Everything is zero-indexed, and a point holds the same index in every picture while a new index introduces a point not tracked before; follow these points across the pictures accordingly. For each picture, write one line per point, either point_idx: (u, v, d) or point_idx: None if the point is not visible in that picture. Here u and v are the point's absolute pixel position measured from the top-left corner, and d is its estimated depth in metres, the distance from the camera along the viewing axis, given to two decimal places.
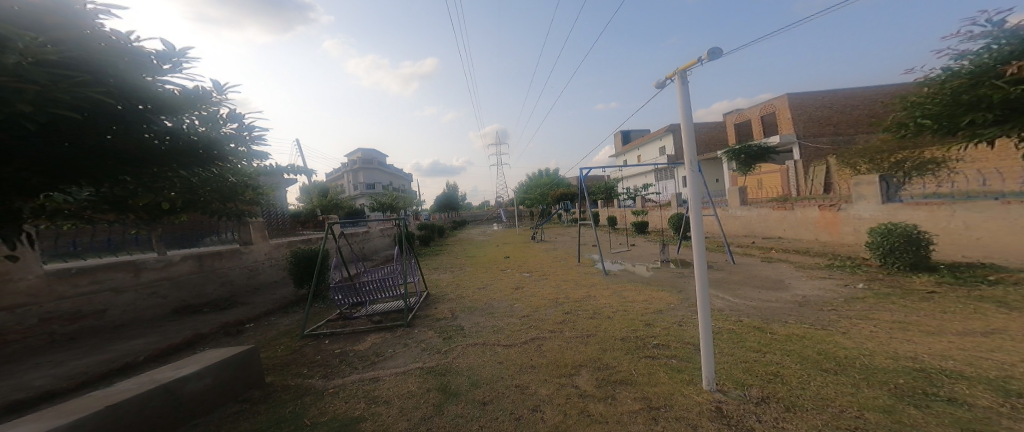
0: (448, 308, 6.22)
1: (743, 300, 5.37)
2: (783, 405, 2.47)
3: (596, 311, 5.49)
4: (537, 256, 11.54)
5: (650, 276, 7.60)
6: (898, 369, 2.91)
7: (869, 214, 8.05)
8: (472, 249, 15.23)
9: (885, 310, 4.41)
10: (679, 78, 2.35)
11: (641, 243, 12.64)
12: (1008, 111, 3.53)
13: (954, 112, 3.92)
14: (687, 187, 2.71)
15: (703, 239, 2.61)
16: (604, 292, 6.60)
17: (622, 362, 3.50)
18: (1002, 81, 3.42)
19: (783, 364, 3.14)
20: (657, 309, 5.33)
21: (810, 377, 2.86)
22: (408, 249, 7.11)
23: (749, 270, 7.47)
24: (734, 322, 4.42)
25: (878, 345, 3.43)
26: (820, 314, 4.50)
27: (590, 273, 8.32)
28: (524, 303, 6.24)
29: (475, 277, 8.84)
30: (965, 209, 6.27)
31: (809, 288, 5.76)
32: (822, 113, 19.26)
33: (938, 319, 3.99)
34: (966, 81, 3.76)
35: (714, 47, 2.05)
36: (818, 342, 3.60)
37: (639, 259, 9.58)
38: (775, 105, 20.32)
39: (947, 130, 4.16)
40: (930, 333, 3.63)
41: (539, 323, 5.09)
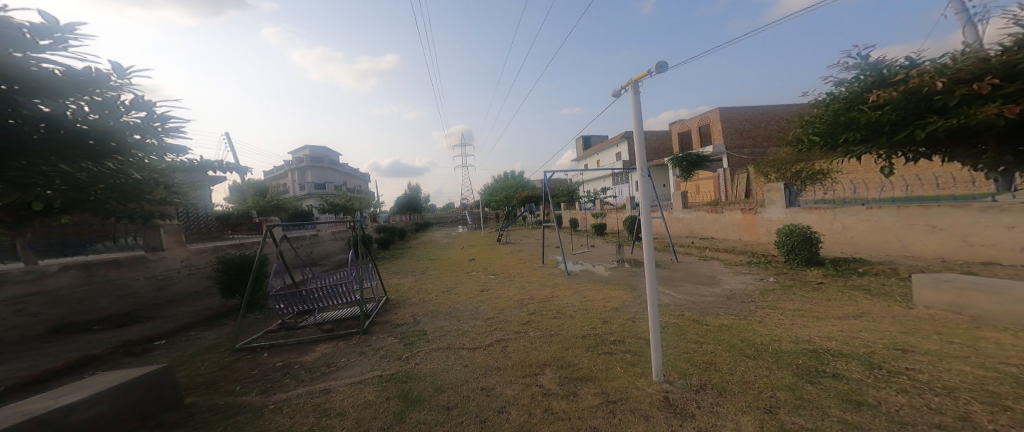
0: (410, 313, 6.14)
1: (684, 295, 5.94)
2: (718, 391, 2.83)
3: (559, 310, 5.74)
4: (500, 258, 11.69)
5: (607, 276, 8.04)
6: (797, 350, 3.44)
7: (778, 217, 9.23)
8: (436, 251, 15.03)
9: (788, 300, 5.14)
10: (632, 88, 2.60)
11: (600, 244, 13.31)
12: (870, 132, 4.14)
13: (833, 130, 4.57)
14: (639, 190, 2.99)
15: (652, 240, 2.90)
16: (567, 292, 6.90)
17: (582, 359, 3.73)
18: (866, 106, 4.01)
19: (716, 352, 3.56)
20: (614, 306, 5.72)
21: (736, 363, 3.28)
22: (364, 253, 6.82)
23: (690, 267, 8.22)
24: (677, 315, 4.89)
25: (784, 331, 3.99)
26: (742, 305, 5.13)
27: (554, 274, 8.64)
28: (490, 305, 6.32)
29: (438, 280, 8.78)
30: (843, 213, 7.43)
31: (734, 282, 6.52)
32: (746, 126, 21.64)
33: (825, 306, 4.72)
34: (842, 104, 4.41)
35: (662, 61, 2.33)
36: (742, 331, 4.10)
37: (600, 259, 10.08)
38: (710, 117, 22.43)
39: (829, 146, 4.87)
40: (818, 318, 4.29)
41: (504, 324, 5.21)
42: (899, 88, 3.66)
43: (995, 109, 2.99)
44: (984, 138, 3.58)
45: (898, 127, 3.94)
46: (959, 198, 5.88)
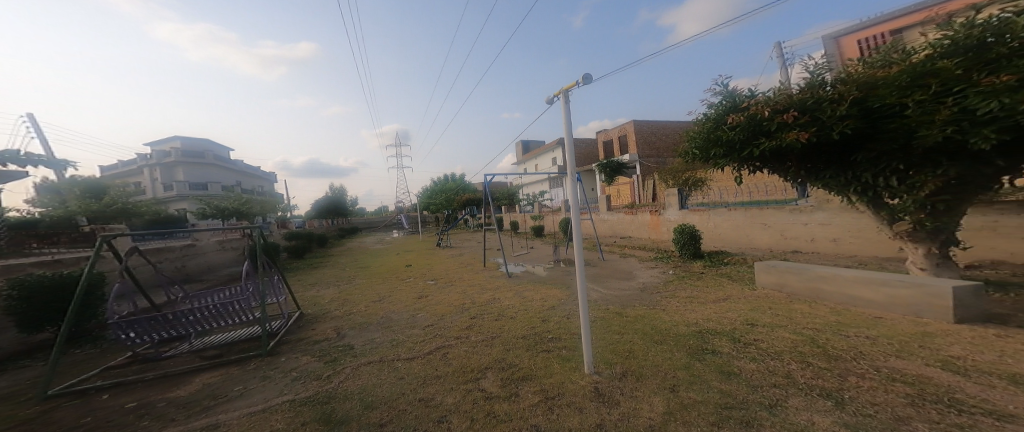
0: (334, 327, 5.56)
1: (608, 290, 6.44)
2: (636, 377, 3.09)
3: (501, 312, 5.76)
4: (438, 263, 11.34)
5: (545, 276, 8.32)
6: (688, 332, 4.01)
7: (675, 217, 10.80)
8: (367, 258, 14.09)
9: (682, 289, 5.98)
10: (563, 96, 2.73)
11: (540, 244, 13.87)
12: (726, 149, 5.13)
13: (705, 145, 5.47)
14: (569, 194, 3.11)
15: (582, 240, 3.05)
16: (508, 293, 6.98)
17: (523, 359, 3.78)
18: (728, 127, 4.91)
19: (634, 341, 3.89)
20: (552, 305, 5.94)
21: (650, 349, 3.65)
22: (273, 267, 5.62)
23: (614, 264, 8.94)
24: (603, 309, 5.27)
25: (682, 316, 4.57)
26: (651, 296, 5.75)
27: (495, 276, 8.67)
28: (428, 313, 6.07)
29: (370, 289, 8.20)
30: (716, 214, 9.28)
31: (648, 275, 7.28)
32: (656, 138, 24.43)
33: (704, 292, 5.63)
34: (711, 123, 5.26)
35: (588, 74, 2.48)
36: (652, 319, 4.57)
37: (540, 260, 10.42)
38: (627, 128, 24.76)
39: (701, 158, 5.82)
40: (700, 303, 5.08)
41: (445, 330, 5.03)
42: (745, 114, 4.66)
43: (793, 134, 4.05)
44: (788, 158, 4.83)
45: (743, 147, 4.98)
46: (772, 203, 8.14)
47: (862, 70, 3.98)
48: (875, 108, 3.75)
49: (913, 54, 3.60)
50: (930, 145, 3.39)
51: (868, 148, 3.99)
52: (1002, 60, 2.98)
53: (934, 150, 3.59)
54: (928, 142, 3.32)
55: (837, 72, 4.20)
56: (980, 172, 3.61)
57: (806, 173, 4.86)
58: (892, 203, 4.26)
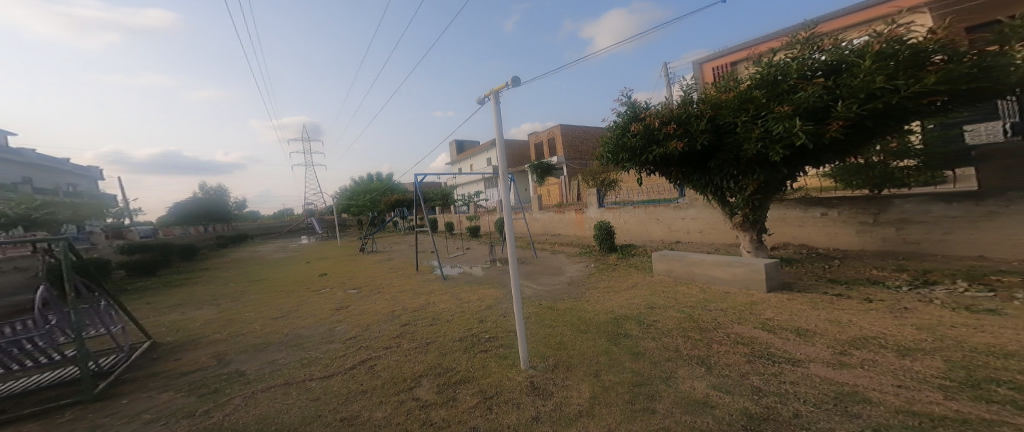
0: (213, 355, 4.33)
1: (541, 286, 6.57)
2: (567, 366, 3.16)
3: (436, 317, 5.47)
4: (362, 270, 10.42)
5: (481, 276, 8.23)
6: (606, 319, 4.32)
7: (596, 215, 11.53)
8: (279, 268, 12.44)
9: (604, 280, 6.41)
10: (493, 97, 2.65)
11: (475, 245, 13.70)
12: (628, 154, 5.87)
13: (615, 150, 6.08)
14: (502, 195, 3.03)
15: (515, 239, 2.98)
16: (442, 297, 6.70)
17: (460, 362, 3.55)
18: (633, 134, 5.57)
19: (563, 333, 4.00)
20: (488, 305, 5.84)
21: (578, 339, 3.78)
22: (102, 289, 4.01)
23: (546, 261, 9.19)
24: (536, 305, 5.35)
25: (604, 306, 4.89)
26: (578, 289, 6.02)
27: (428, 280, 8.28)
28: (350, 325, 5.42)
29: (280, 302, 7.22)
30: (624, 211, 10.24)
31: (575, 270, 7.62)
32: (580, 141, 26.01)
33: (616, 281, 6.20)
34: (618, 131, 5.87)
35: (516, 77, 2.46)
36: (578, 311, 4.77)
37: (478, 261, 10.26)
38: (554, 132, 25.90)
39: (608, 161, 6.50)
40: (614, 291, 5.59)
41: (372, 341, 4.52)
42: (643, 124, 5.42)
43: (674, 143, 5.04)
44: (668, 167, 5.91)
45: (640, 153, 5.75)
46: (656, 202, 9.51)
47: (712, 93, 5.22)
48: (721, 125, 5.00)
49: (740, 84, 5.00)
50: (750, 155, 4.71)
51: (717, 158, 5.25)
52: (784, 97, 4.42)
53: (753, 161, 4.94)
54: (750, 153, 4.62)
55: (698, 92, 5.48)
56: (775, 177, 5.06)
57: (678, 176, 6.03)
58: (732, 200, 5.62)
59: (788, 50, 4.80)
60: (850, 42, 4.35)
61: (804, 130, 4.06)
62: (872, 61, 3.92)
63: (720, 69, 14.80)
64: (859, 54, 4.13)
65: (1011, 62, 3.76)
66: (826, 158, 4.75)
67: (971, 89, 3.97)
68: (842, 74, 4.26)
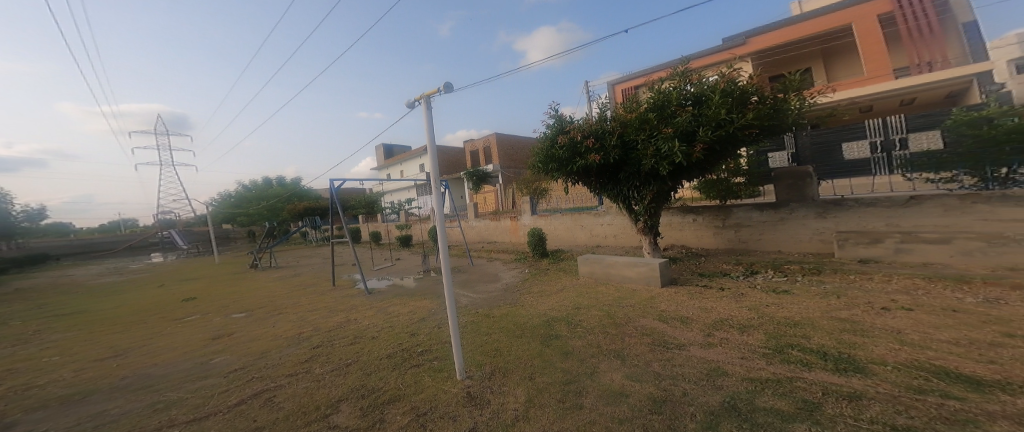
0: (49, 405, 3.41)
1: (477, 294, 6.49)
2: (505, 372, 3.11)
3: (357, 335, 5.01)
4: (265, 289, 9.06)
5: (414, 287, 7.88)
6: (541, 322, 4.40)
7: (529, 222, 11.83)
8: (163, 290, 10.42)
9: (539, 284, 6.56)
10: (424, 102, 2.54)
11: (406, 255, 13.08)
12: (554, 165, 6.21)
13: (543, 161, 6.40)
14: (432, 204, 2.91)
15: (448, 249, 2.86)
16: (370, 312, 6.23)
17: (388, 380, 3.29)
18: (560, 147, 5.90)
19: (501, 340, 3.96)
20: (421, 317, 5.58)
21: (515, 344, 3.78)
22: None
23: (482, 268, 9.14)
24: (473, 313, 5.26)
25: (538, 309, 4.98)
26: (514, 294, 6.08)
27: (356, 294, 7.64)
28: (235, 355, 4.51)
29: (162, 329, 6.03)
30: (554, 218, 10.69)
31: (511, 276, 7.71)
32: (513, 150, 26.62)
33: (548, 285, 6.40)
34: (545, 142, 6.17)
35: (449, 83, 2.41)
36: (513, 316, 4.79)
37: (408, 272, 9.70)
38: (490, 140, 26.15)
39: (537, 170, 6.80)
40: (548, 294, 5.75)
41: (270, 370, 3.92)
42: (568, 138, 5.77)
43: (593, 156, 5.45)
44: (587, 178, 6.39)
45: (564, 164, 6.11)
46: (580, 209, 10.03)
47: (621, 113, 5.71)
48: (628, 141, 5.52)
49: (635, 107, 5.57)
50: (647, 170, 5.34)
51: (624, 171, 5.81)
52: (669, 121, 5.13)
53: (649, 174, 5.59)
54: (647, 168, 5.24)
55: (610, 110, 6.03)
56: (666, 189, 5.85)
57: (594, 185, 6.51)
58: (635, 208, 6.27)
59: (671, 80, 5.53)
60: (710, 78, 5.15)
61: (682, 150, 4.78)
62: (719, 97, 4.79)
63: (630, 91, 16.45)
64: (712, 90, 4.94)
65: (793, 108, 4.97)
66: (695, 175, 5.59)
67: (770, 126, 5.03)
68: (701, 105, 5.08)
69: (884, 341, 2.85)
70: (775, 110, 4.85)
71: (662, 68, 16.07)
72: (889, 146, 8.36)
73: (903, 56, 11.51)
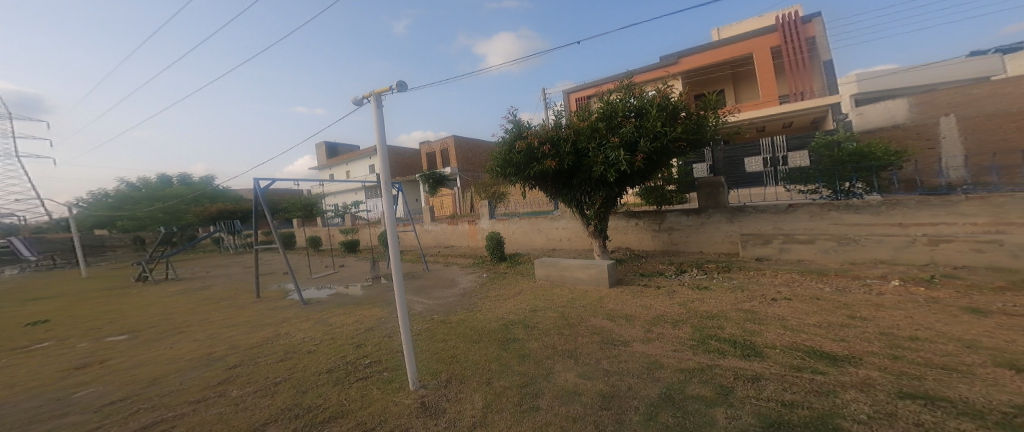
0: None
1: (432, 300, 6.35)
2: (461, 379, 3.07)
3: (286, 351, 4.52)
4: (184, 303, 8.01)
5: (362, 295, 7.48)
6: (498, 326, 4.41)
7: (488, 226, 11.81)
8: (54, 305, 8.85)
9: (496, 289, 6.57)
10: (374, 100, 2.45)
11: (351, 262, 12.40)
12: (511, 169, 6.32)
13: (501, 165, 6.48)
14: (383, 207, 2.82)
15: (399, 254, 2.78)
16: (314, 322, 5.83)
17: (329, 397, 3.06)
18: (517, 152, 6.00)
19: (457, 346, 3.91)
20: (368, 327, 5.33)
21: (471, 350, 3.75)
22: None
23: (437, 274, 8.96)
24: (427, 320, 5.13)
25: (496, 313, 4.99)
26: (471, 300, 6.03)
27: (300, 304, 7.12)
28: (115, 383, 3.72)
29: (50, 350, 5.11)
30: (512, 222, 10.80)
31: (468, 281, 7.64)
32: (470, 154, 26.45)
33: (504, 289, 6.44)
34: (503, 147, 6.26)
35: (401, 81, 2.35)
36: (470, 322, 4.76)
37: (353, 280, 9.16)
38: (447, 143, 25.72)
39: (494, 175, 6.87)
40: (506, 298, 5.78)
41: (168, 394, 3.33)
42: (525, 143, 5.90)
43: (549, 162, 5.62)
44: (543, 183, 6.57)
45: (521, 169, 6.23)
46: (537, 214, 10.23)
47: (575, 120, 5.94)
48: (580, 149, 5.77)
49: (586, 117, 5.86)
50: (597, 176, 5.63)
51: (577, 177, 6.06)
52: (615, 130, 5.47)
53: (599, 181, 5.90)
54: (597, 174, 5.53)
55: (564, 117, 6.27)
56: (615, 194, 6.20)
57: (549, 190, 6.71)
58: (586, 213, 6.53)
59: (616, 92, 5.88)
60: (651, 91, 5.57)
61: (626, 158, 5.14)
62: (656, 111, 5.20)
63: (582, 100, 17.16)
64: (650, 104, 5.36)
65: (711, 125, 5.45)
66: (635, 182, 5.97)
67: (694, 140, 5.49)
68: (642, 117, 5.46)
69: (774, 327, 3.41)
70: (701, 125, 5.29)
71: (613, 79, 16.97)
72: (776, 161, 10.67)
73: (783, 86, 13.98)
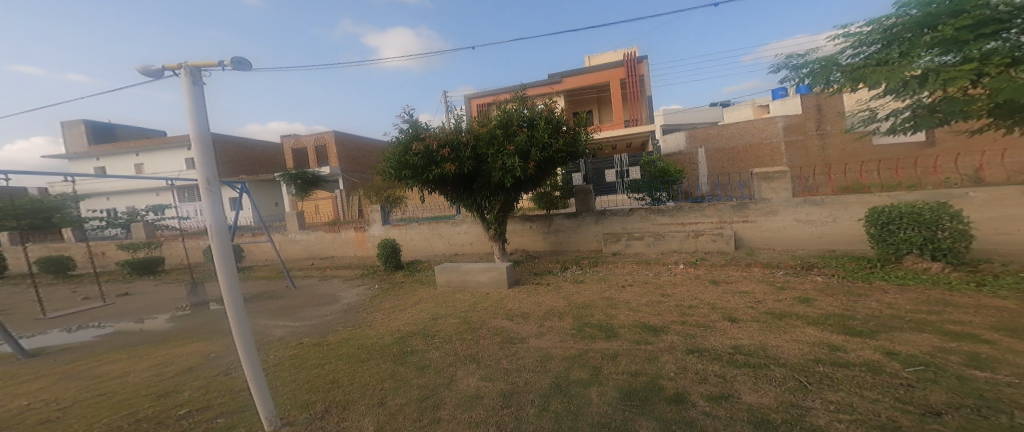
0: None
1: (303, 321, 5.59)
2: (342, 406, 2.78)
3: (73, 399, 3.26)
4: None
5: (169, 330, 5.76)
6: (390, 340, 4.20)
7: (380, 233, 11.00)
8: None
9: (386, 300, 6.31)
10: (187, 72, 1.82)
11: (146, 288, 9.69)
12: (408, 173, 6.10)
13: (395, 167, 6.18)
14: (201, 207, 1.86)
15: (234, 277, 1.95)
16: (118, 363, 4.34)
17: None
18: (412, 155, 5.79)
19: (337, 369, 3.55)
20: (199, 361, 4.10)
21: (354, 372, 3.43)
22: None
23: (309, 291, 7.90)
24: (294, 345, 4.48)
25: (387, 327, 4.74)
26: (356, 315, 5.59)
27: (95, 345, 5.32)
28: None
29: None
30: (410, 228, 10.34)
31: (351, 296, 7.03)
32: (354, 153, 24.02)
33: (399, 299, 6.19)
34: (398, 148, 5.96)
35: (241, 57, 1.94)
36: (355, 339, 4.42)
37: (142, 316, 7.07)
38: (325, 138, 22.48)
39: (389, 178, 6.53)
40: (399, 309, 5.56)
41: None
42: (422, 145, 5.75)
43: (448, 166, 5.63)
44: (442, 187, 6.53)
45: (417, 172, 6.05)
46: (439, 218, 10.09)
47: (474, 126, 6.09)
48: (479, 154, 5.97)
49: (483, 123, 6.06)
50: (495, 181, 5.92)
51: (477, 182, 6.21)
52: (510, 138, 5.82)
53: (498, 187, 6.21)
54: (495, 179, 5.81)
55: (464, 122, 6.34)
56: (512, 199, 6.61)
57: (451, 195, 6.71)
58: (487, 218, 6.73)
59: (512, 102, 6.25)
60: (541, 104, 6.08)
61: (520, 165, 5.54)
62: (544, 123, 5.73)
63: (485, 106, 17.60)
64: (540, 116, 5.87)
65: (585, 140, 6.09)
66: (529, 188, 6.47)
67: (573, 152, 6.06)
68: (534, 127, 5.93)
69: (624, 309, 4.37)
70: (577, 138, 5.96)
71: (509, 89, 17.98)
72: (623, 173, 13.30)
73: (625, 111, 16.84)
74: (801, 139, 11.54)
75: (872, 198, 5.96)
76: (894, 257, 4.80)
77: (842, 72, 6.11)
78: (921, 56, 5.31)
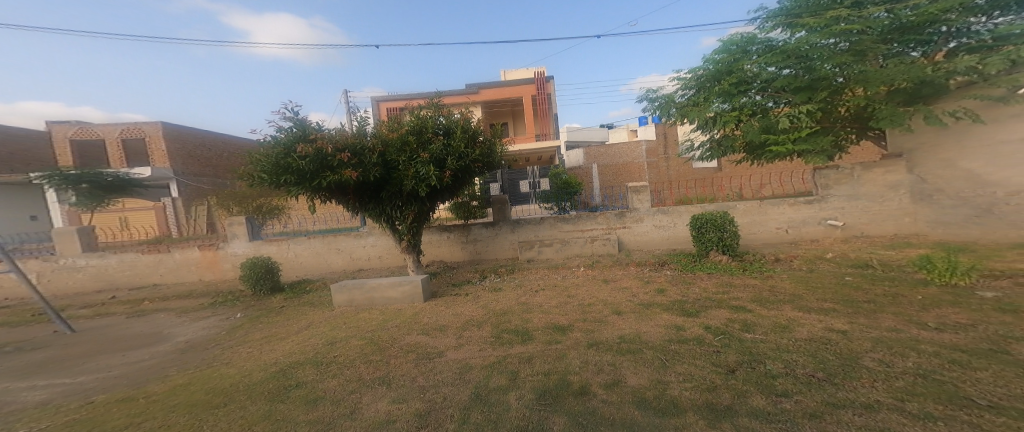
0: None
1: (95, 375, 4.04)
2: None
3: None
4: None
5: None
6: (266, 376, 3.48)
7: (242, 251, 8.95)
8: None
9: (257, 330, 5.34)
10: None
11: None
12: (296, 178, 5.44)
13: (275, 170, 5.40)
14: None
15: None
16: None
17: None
18: (298, 157, 5.17)
19: (172, 424, 2.64)
20: None
21: (201, 422, 2.63)
22: None
23: (106, 334, 5.85)
24: (78, 407, 3.14)
25: (256, 362, 3.96)
26: (201, 354, 4.48)
27: None
28: None
29: None
30: (295, 244, 8.96)
31: (190, 331, 5.62)
32: (200, 152, 18.68)
33: (280, 328, 5.30)
34: (281, 148, 5.24)
35: None
36: (204, 383, 3.49)
37: None
38: (144, 129, 16.74)
39: (269, 183, 5.67)
40: (279, 339, 4.78)
41: None
42: (314, 147, 5.20)
43: (349, 172, 5.27)
44: (344, 193, 6.05)
45: (306, 178, 5.47)
46: (336, 231, 9.10)
47: (382, 131, 5.85)
48: (388, 161, 5.74)
49: (393, 129, 5.86)
50: (407, 190, 5.82)
51: (386, 190, 5.95)
52: (424, 146, 5.79)
53: (411, 196, 6.13)
54: (408, 188, 5.72)
55: (371, 125, 5.97)
56: (425, 208, 6.57)
57: (353, 204, 6.32)
58: (399, 228, 6.60)
59: (428, 109, 6.20)
60: (454, 114, 6.13)
61: (435, 174, 5.60)
62: (460, 133, 5.87)
63: (395, 111, 16.94)
64: (455, 125, 5.98)
65: (500, 151, 6.42)
66: (443, 197, 6.57)
67: (489, 163, 6.38)
68: (450, 135, 6.00)
69: (534, 312, 4.71)
70: (493, 149, 6.23)
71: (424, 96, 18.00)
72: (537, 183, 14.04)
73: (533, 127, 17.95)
74: (655, 161, 14.20)
75: (693, 209, 7.80)
76: (704, 253, 6.19)
77: (676, 108, 8.24)
78: (713, 104, 7.45)
